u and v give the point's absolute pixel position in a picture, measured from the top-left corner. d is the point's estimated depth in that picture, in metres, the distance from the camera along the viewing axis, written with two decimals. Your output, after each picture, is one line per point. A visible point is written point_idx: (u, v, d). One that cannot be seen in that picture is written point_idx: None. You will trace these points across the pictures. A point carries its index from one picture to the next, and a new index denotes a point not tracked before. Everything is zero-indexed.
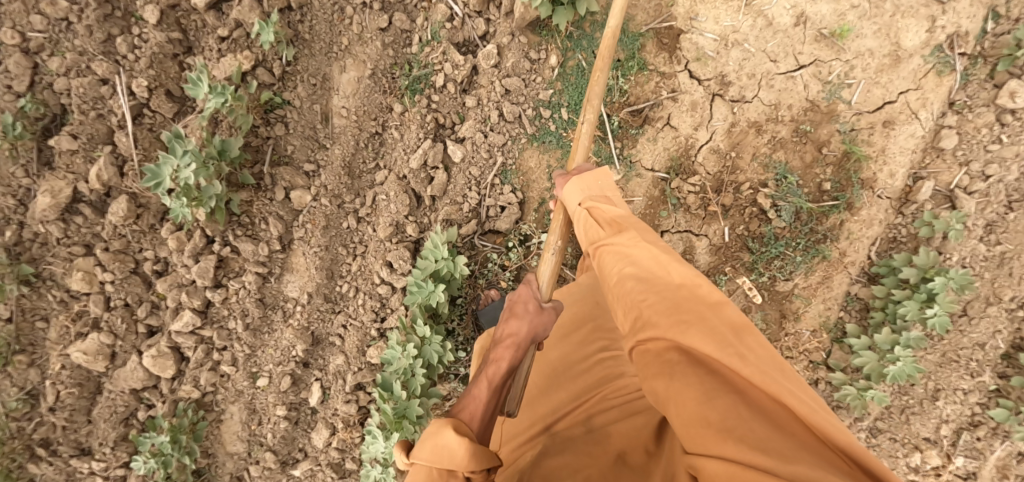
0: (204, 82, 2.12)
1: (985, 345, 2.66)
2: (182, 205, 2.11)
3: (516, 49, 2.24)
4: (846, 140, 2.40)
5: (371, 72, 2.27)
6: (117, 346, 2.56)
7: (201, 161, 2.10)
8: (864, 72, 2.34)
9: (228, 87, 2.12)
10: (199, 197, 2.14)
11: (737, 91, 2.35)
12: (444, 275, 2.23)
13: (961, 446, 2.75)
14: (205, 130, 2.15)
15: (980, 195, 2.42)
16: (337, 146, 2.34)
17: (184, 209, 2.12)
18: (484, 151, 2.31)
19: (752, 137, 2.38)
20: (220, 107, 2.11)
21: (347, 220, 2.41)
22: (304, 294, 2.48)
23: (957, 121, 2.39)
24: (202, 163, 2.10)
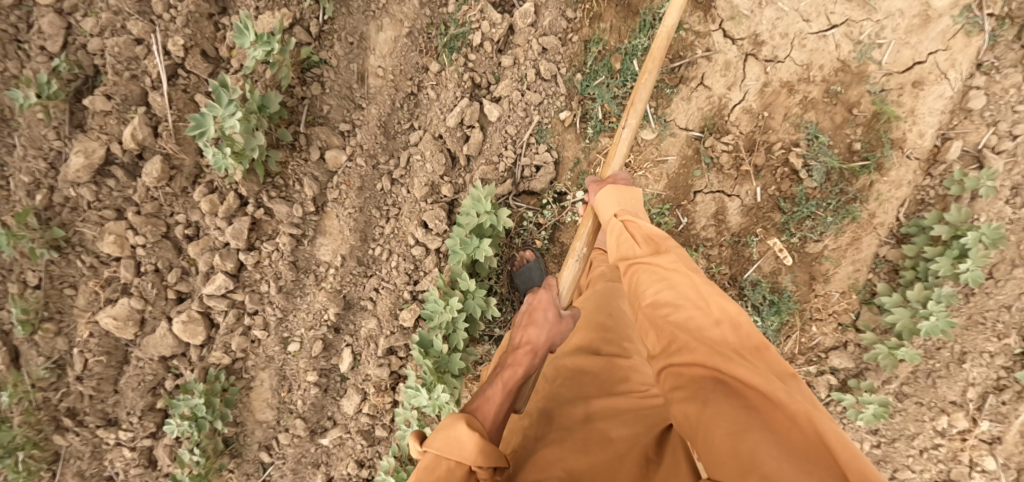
0: (251, 31, 2.08)
1: (1011, 307, 2.64)
2: (224, 156, 2.12)
3: (553, 7, 2.27)
4: (876, 100, 2.43)
5: (408, 31, 2.30)
6: (147, 311, 2.53)
7: (245, 112, 2.11)
8: (893, 33, 2.39)
9: (274, 37, 2.10)
10: (240, 150, 2.15)
11: (770, 51, 2.38)
12: (486, 230, 2.20)
13: (987, 410, 2.74)
14: (249, 81, 2.16)
15: (1006, 156, 2.43)
16: (373, 106, 2.36)
17: (226, 161, 2.14)
18: (520, 110, 2.32)
19: (783, 98, 2.41)
20: (265, 57, 2.10)
21: (382, 181, 2.42)
22: (337, 257, 2.48)
23: (985, 82, 2.42)
24: (246, 114, 2.11)
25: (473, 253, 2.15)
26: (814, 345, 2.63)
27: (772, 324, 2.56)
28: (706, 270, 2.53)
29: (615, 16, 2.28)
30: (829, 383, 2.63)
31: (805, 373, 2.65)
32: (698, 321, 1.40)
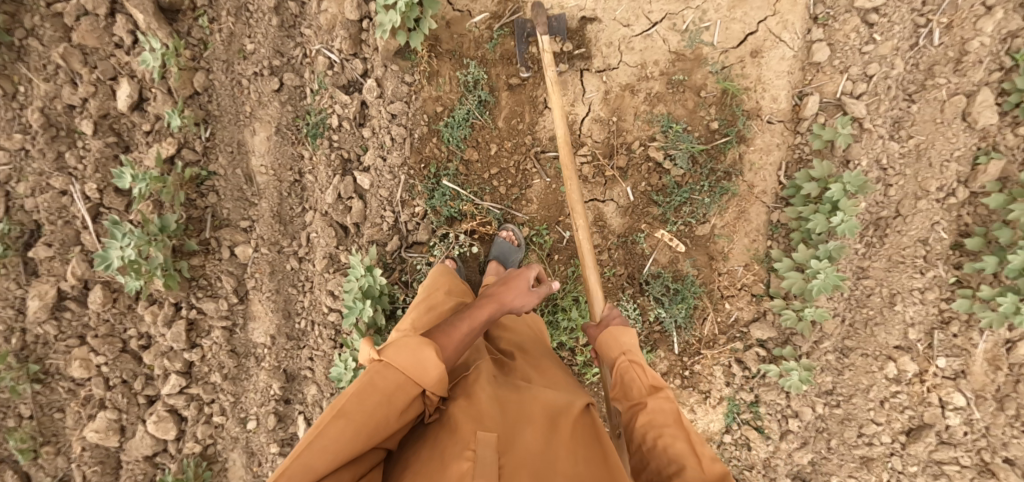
0: (127, 174, 2.52)
1: (928, 240, 2.70)
2: (136, 278, 2.49)
3: (391, 77, 2.48)
4: (720, 79, 2.51)
5: (276, 129, 2.57)
6: (123, 419, 2.80)
7: (140, 240, 2.47)
8: (717, 13, 2.47)
9: (148, 172, 2.48)
10: (149, 271, 2.50)
11: (601, 62, 2.49)
12: (370, 292, 2.53)
13: (938, 346, 2.79)
14: (147, 212, 2.51)
15: (868, 96, 2.52)
16: (264, 200, 2.63)
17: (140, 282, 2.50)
18: (387, 174, 2.54)
19: (628, 100, 2.52)
20: (144, 191, 2.47)
21: (290, 262, 2.69)
22: (268, 338, 2.74)
23: (825, 34, 2.51)
24: (142, 241, 2.48)
25: (359, 315, 2.49)
26: (733, 321, 2.70)
27: (679, 312, 2.63)
28: (601, 275, 2.65)
29: (452, 68, 2.49)
30: (758, 356, 2.69)
31: (730, 350, 2.71)
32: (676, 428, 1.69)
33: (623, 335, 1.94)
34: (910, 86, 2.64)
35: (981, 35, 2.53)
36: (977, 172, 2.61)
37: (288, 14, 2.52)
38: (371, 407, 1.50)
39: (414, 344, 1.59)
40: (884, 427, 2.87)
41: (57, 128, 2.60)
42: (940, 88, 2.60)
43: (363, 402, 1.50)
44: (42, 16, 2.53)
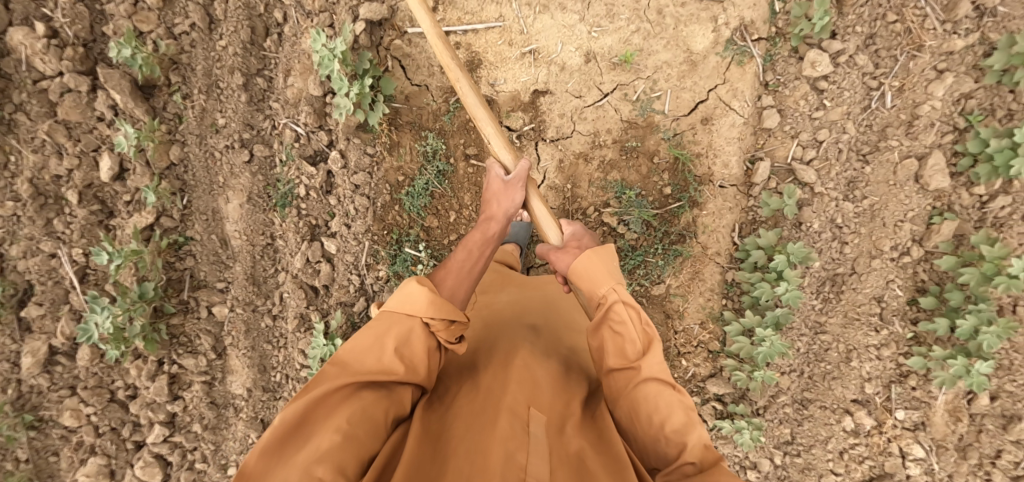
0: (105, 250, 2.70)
1: (883, 297, 2.75)
2: (113, 347, 2.64)
3: (354, 148, 2.59)
4: (672, 146, 2.58)
5: (248, 198, 2.69)
6: (113, 464, 2.96)
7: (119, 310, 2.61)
8: (667, 83, 2.53)
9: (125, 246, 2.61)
10: (125, 337, 2.64)
11: (555, 131, 2.56)
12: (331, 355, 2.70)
13: (897, 399, 2.84)
14: (135, 274, 2.63)
15: (819, 161, 2.56)
16: (238, 263, 2.77)
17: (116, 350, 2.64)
18: (352, 240, 2.65)
19: (582, 167, 2.60)
20: (121, 264, 2.60)
21: (264, 319, 2.83)
22: (245, 390, 2.87)
23: (776, 100, 2.56)
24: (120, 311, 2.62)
25: None
26: (690, 377, 2.73)
27: None
28: None
29: (412, 139, 2.61)
30: (715, 410, 2.75)
31: None
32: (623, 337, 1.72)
33: (600, 262, 1.81)
34: (863, 147, 2.67)
35: (932, 99, 2.56)
36: (932, 232, 2.64)
37: (256, 89, 2.64)
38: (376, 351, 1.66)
39: (405, 285, 1.72)
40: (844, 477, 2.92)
41: (46, 196, 2.71)
42: (892, 150, 2.64)
43: (364, 341, 1.67)
44: (29, 92, 2.63)
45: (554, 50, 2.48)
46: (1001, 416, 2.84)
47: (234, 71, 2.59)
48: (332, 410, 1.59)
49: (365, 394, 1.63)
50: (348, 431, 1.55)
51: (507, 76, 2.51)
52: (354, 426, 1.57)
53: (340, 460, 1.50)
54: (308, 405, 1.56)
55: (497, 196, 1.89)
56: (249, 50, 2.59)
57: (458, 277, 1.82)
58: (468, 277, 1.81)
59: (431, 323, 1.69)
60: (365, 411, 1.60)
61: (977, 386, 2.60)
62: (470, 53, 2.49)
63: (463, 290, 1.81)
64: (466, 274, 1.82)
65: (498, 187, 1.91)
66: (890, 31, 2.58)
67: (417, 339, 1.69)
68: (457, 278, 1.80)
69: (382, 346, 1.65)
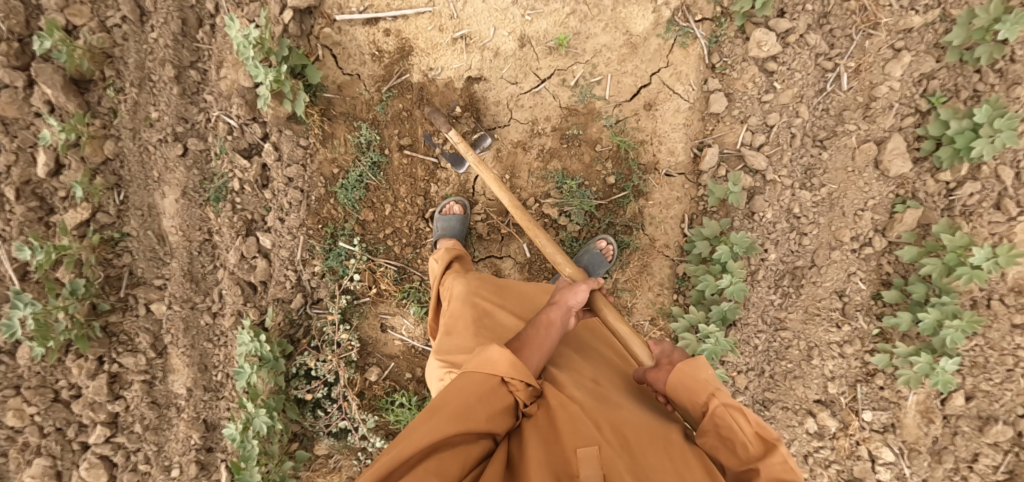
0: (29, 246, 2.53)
1: (844, 291, 2.60)
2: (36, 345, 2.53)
3: (287, 140, 2.52)
4: (614, 133, 2.46)
5: (183, 192, 2.64)
6: (58, 466, 2.76)
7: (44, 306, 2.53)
8: (607, 67, 2.41)
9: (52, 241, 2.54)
10: (49, 335, 2.55)
11: (492, 119, 2.47)
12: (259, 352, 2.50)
13: (863, 399, 2.70)
14: (73, 269, 2.60)
15: (769, 147, 2.43)
16: (174, 259, 2.71)
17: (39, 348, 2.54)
18: (287, 235, 2.58)
19: (521, 156, 2.49)
20: (46, 258, 2.51)
21: (203, 317, 2.77)
22: (186, 389, 2.82)
23: (724, 83, 2.42)
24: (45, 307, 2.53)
25: (244, 378, 2.46)
26: None
27: None
28: None
29: (346, 130, 2.52)
30: None
31: None
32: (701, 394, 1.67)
33: (693, 367, 1.70)
34: (820, 132, 2.52)
35: (890, 79, 2.42)
36: (895, 221, 2.50)
37: (189, 82, 2.59)
38: (466, 397, 1.56)
39: (484, 348, 1.68)
40: None
41: None
42: (850, 135, 2.48)
43: (454, 395, 1.56)
44: None
45: (487, 35, 2.38)
46: (976, 417, 2.79)
47: (165, 64, 2.54)
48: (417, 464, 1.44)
49: (450, 448, 1.50)
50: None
51: (439, 63, 2.42)
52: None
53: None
54: (406, 457, 1.43)
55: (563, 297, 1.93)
56: (181, 42, 2.55)
57: (536, 347, 1.78)
58: (543, 348, 1.77)
59: (510, 383, 1.63)
60: (447, 468, 1.46)
61: (943, 385, 2.44)
62: (401, 40, 2.42)
63: (538, 359, 1.75)
64: (540, 346, 1.78)
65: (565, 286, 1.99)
66: (844, 9, 2.43)
67: (501, 399, 1.61)
68: (534, 347, 1.76)
69: (466, 403, 1.54)
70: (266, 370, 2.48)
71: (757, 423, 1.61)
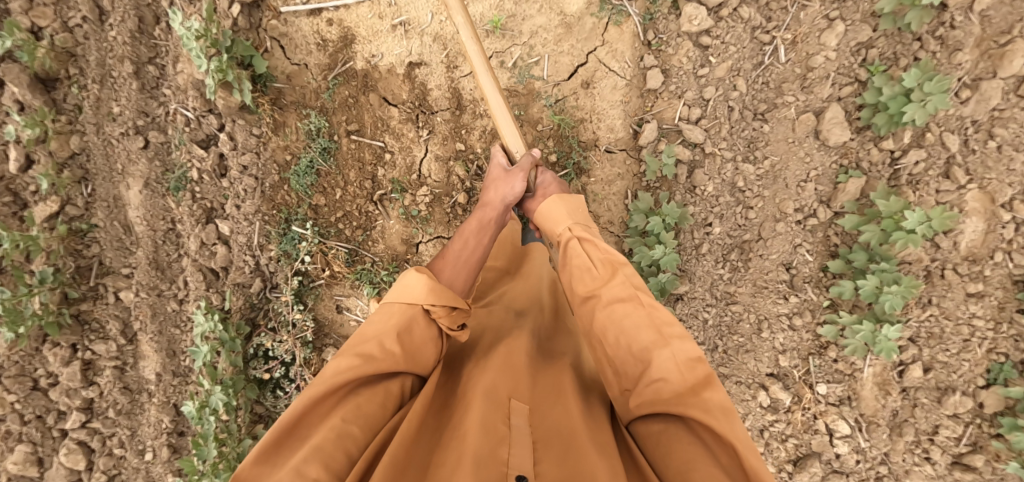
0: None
1: (791, 263, 2.61)
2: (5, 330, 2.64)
3: (240, 130, 2.54)
4: (554, 113, 2.52)
5: (146, 183, 2.75)
6: (39, 451, 2.86)
7: (14, 294, 2.64)
8: (544, 48, 2.48)
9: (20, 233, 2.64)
10: (18, 320, 2.66)
11: (434, 103, 2.54)
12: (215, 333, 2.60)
13: (817, 373, 2.68)
14: (46, 260, 2.71)
15: (707, 121, 2.49)
16: (140, 248, 2.83)
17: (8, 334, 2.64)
18: (244, 221, 2.64)
19: (464, 138, 2.55)
20: (15, 247, 2.62)
21: (170, 304, 2.88)
22: (156, 374, 2.93)
23: (660, 60, 2.47)
24: (14, 295, 2.64)
25: (199, 357, 2.55)
26: None
27: None
28: None
29: (297, 118, 2.59)
30: None
31: None
32: (628, 326, 1.63)
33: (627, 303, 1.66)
34: (760, 105, 2.52)
35: (825, 50, 2.43)
36: (838, 191, 2.50)
37: (148, 77, 2.71)
38: (377, 339, 1.66)
39: (404, 277, 1.78)
40: (766, 457, 2.86)
41: None
42: (789, 107, 2.50)
43: (365, 338, 1.66)
44: None
45: (425, 21, 2.46)
46: (935, 389, 2.73)
47: (124, 60, 2.66)
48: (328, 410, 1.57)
49: (369, 391, 1.63)
50: (338, 429, 1.53)
51: (382, 50, 2.51)
52: (348, 422, 1.55)
53: (335, 453, 1.50)
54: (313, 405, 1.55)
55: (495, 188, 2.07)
56: (138, 38, 2.66)
57: (455, 265, 1.97)
58: (467, 265, 1.96)
59: (429, 310, 1.74)
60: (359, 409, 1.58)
61: (887, 353, 2.45)
62: (343, 28, 2.50)
63: (461, 277, 1.95)
64: (464, 261, 1.97)
65: (500, 175, 2.11)
66: None
67: (417, 330, 1.73)
68: (455, 266, 1.95)
69: (376, 345, 1.64)
70: (221, 350, 2.57)
71: (693, 371, 1.56)
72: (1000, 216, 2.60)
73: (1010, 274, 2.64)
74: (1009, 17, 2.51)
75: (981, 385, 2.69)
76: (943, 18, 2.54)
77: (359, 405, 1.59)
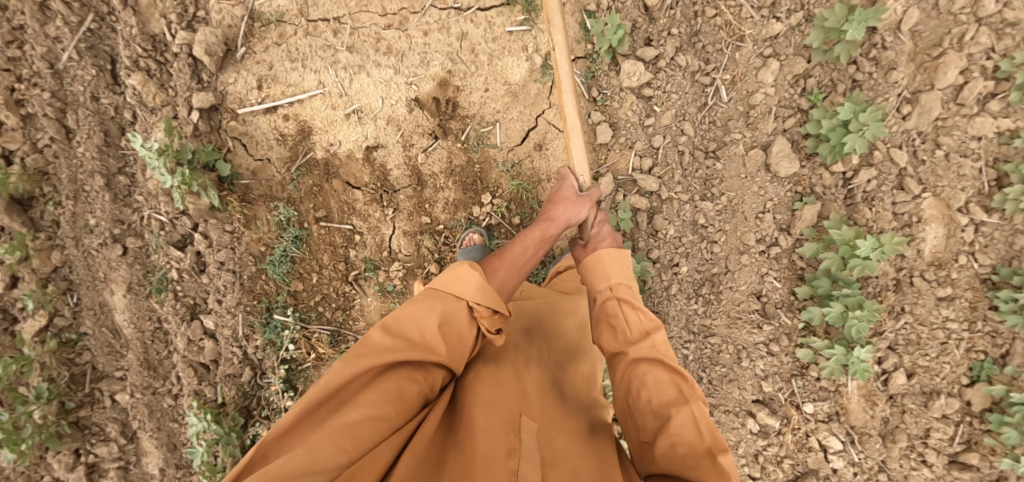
0: None
1: (761, 292, 2.67)
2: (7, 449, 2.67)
3: (213, 228, 2.62)
4: (512, 177, 2.60)
5: (131, 287, 2.82)
6: None
7: (12, 413, 2.68)
8: (494, 116, 2.56)
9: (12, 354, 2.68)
10: (18, 439, 2.69)
11: (395, 181, 2.62)
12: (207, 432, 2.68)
13: (801, 393, 2.74)
14: (41, 373, 2.75)
15: (659, 168, 2.61)
16: (130, 351, 2.88)
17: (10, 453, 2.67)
18: (227, 313, 2.70)
19: (427, 212, 2.63)
20: (9, 367, 2.65)
21: (166, 400, 2.94)
22: (159, 469, 2.97)
23: (607, 114, 2.59)
24: (12, 414, 2.68)
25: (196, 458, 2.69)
26: None
27: None
28: None
29: (267, 209, 2.66)
30: None
31: None
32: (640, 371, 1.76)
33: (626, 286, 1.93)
34: (710, 144, 2.60)
35: (764, 87, 2.52)
36: (796, 218, 2.57)
37: (120, 186, 2.77)
38: (416, 323, 1.71)
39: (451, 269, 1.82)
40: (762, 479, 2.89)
41: None
42: (737, 143, 2.58)
43: (412, 316, 1.71)
44: None
45: (376, 106, 2.56)
46: (920, 393, 2.76)
47: (94, 174, 2.72)
48: (363, 386, 1.59)
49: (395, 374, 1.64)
50: (373, 407, 1.55)
51: (338, 137, 2.60)
52: (381, 405, 1.56)
53: (360, 432, 1.50)
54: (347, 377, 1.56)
55: (562, 206, 2.10)
56: (106, 151, 2.73)
57: (511, 268, 1.99)
58: (519, 269, 1.98)
59: (475, 307, 1.78)
60: (394, 392, 1.60)
61: (861, 373, 2.54)
62: (300, 122, 2.59)
63: (512, 280, 1.96)
64: (517, 265, 2.00)
65: (569, 196, 2.13)
66: (712, 26, 2.53)
67: (460, 322, 1.77)
68: (509, 268, 1.97)
69: (422, 330, 1.70)
70: (214, 447, 2.68)
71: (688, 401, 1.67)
72: (958, 220, 2.66)
73: (977, 274, 2.68)
74: (939, 30, 2.60)
75: (966, 384, 2.71)
76: (874, 40, 2.59)
77: (390, 391, 1.60)
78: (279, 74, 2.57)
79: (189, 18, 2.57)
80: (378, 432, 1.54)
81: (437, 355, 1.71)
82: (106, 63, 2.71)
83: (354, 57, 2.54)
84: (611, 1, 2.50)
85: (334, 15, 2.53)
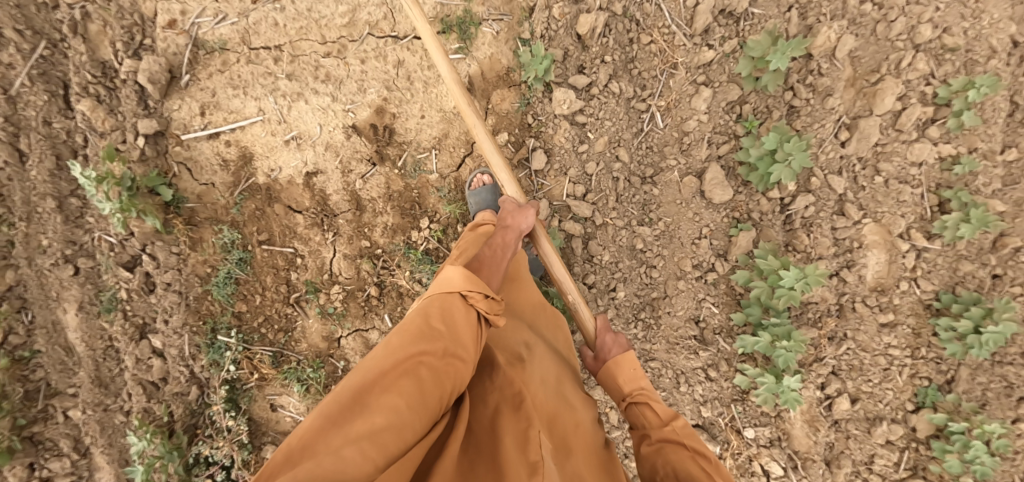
0: None
1: (698, 317, 2.68)
2: None
3: (160, 250, 2.65)
4: (448, 202, 2.74)
5: (84, 306, 2.75)
6: None
7: None
8: (429, 143, 2.71)
9: None
10: None
11: (335, 204, 2.72)
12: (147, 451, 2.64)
13: (742, 417, 2.73)
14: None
15: (594, 195, 2.63)
16: (82, 369, 2.79)
17: None
18: (173, 334, 2.72)
19: (363, 237, 2.73)
20: None
21: (119, 416, 2.84)
22: None
23: (542, 139, 2.62)
24: None
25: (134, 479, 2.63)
26: None
27: None
28: None
29: (212, 231, 2.70)
30: None
31: None
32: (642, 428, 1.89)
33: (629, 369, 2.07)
34: (646, 170, 2.63)
35: (697, 114, 2.55)
36: (732, 244, 2.61)
37: (73, 208, 2.71)
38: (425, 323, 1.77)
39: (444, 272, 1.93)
40: None
41: None
42: (672, 170, 2.61)
43: (426, 324, 1.76)
44: None
45: (314, 133, 2.66)
46: (865, 419, 2.69)
47: (46, 196, 2.64)
48: (391, 379, 1.61)
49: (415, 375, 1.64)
50: (402, 398, 1.58)
51: (279, 164, 2.69)
52: (404, 413, 1.55)
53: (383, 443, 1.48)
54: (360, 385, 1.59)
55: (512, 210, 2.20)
56: (58, 175, 2.66)
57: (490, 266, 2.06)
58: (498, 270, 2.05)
59: (469, 296, 1.86)
60: (428, 382, 1.63)
61: (791, 402, 2.59)
62: (241, 148, 2.67)
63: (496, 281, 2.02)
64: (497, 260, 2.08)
65: (512, 207, 2.22)
66: (647, 52, 2.57)
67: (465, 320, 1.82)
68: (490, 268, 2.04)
69: (436, 333, 1.74)
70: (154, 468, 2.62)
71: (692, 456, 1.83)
72: (899, 246, 2.59)
73: (920, 300, 2.62)
74: (877, 55, 2.55)
75: (911, 409, 2.65)
76: (811, 66, 2.57)
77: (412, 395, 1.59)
78: (221, 101, 2.64)
79: (136, 46, 2.63)
80: (399, 443, 1.51)
81: (457, 355, 1.73)
82: (58, 88, 2.62)
83: (293, 85, 2.63)
84: (544, 29, 2.55)
85: (275, 43, 2.61)
